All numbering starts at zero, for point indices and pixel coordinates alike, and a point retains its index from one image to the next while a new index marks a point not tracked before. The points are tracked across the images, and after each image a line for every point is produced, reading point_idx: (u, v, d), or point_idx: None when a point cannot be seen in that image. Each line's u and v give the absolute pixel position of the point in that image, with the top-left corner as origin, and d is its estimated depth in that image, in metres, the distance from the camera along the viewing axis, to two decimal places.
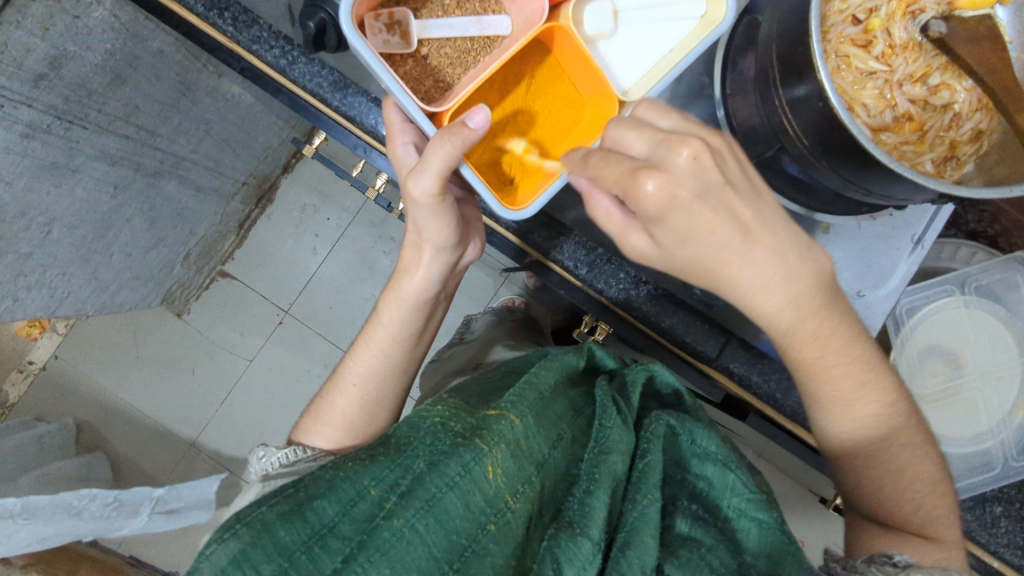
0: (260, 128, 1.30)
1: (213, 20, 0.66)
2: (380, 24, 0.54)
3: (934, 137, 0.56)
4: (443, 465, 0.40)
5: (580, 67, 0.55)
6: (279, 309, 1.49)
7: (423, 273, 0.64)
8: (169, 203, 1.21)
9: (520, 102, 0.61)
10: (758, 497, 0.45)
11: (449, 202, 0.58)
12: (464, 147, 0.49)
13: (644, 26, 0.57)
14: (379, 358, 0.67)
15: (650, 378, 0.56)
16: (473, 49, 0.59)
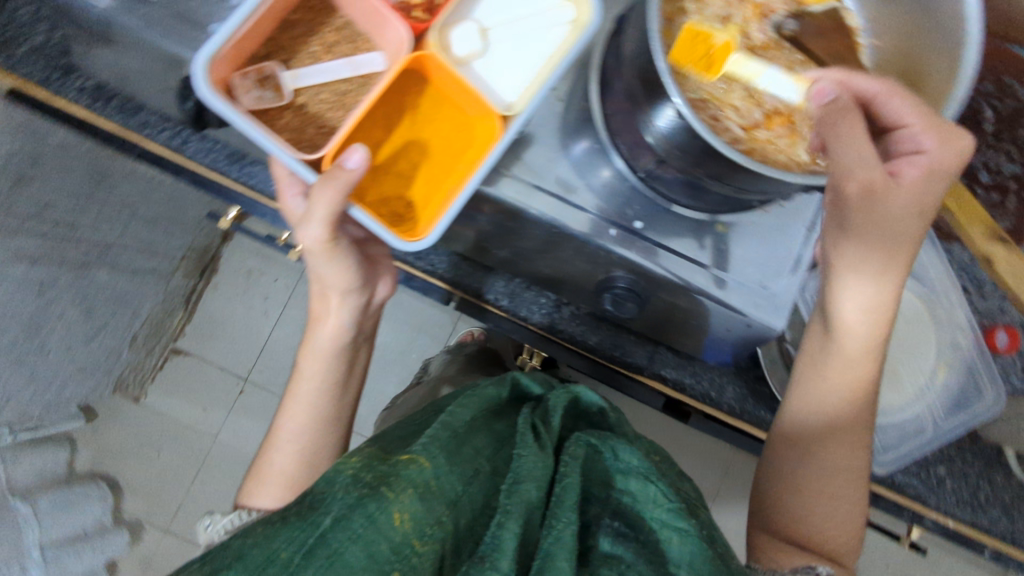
0: (189, 201, 1.30)
1: (100, 111, 0.68)
2: (250, 81, 0.55)
3: (806, 127, 0.57)
4: (347, 518, 0.39)
5: (456, 88, 0.57)
6: (238, 377, 1.47)
7: (334, 320, 0.66)
8: (104, 290, 1.19)
9: (409, 134, 0.60)
10: (677, 508, 0.45)
11: (343, 247, 0.59)
12: (344, 189, 0.50)
13: (515, 41, 0.58)
14: (309, 411, 0.68)
15: (575, 399, 0.56)
16: (351, 90, 0.59)
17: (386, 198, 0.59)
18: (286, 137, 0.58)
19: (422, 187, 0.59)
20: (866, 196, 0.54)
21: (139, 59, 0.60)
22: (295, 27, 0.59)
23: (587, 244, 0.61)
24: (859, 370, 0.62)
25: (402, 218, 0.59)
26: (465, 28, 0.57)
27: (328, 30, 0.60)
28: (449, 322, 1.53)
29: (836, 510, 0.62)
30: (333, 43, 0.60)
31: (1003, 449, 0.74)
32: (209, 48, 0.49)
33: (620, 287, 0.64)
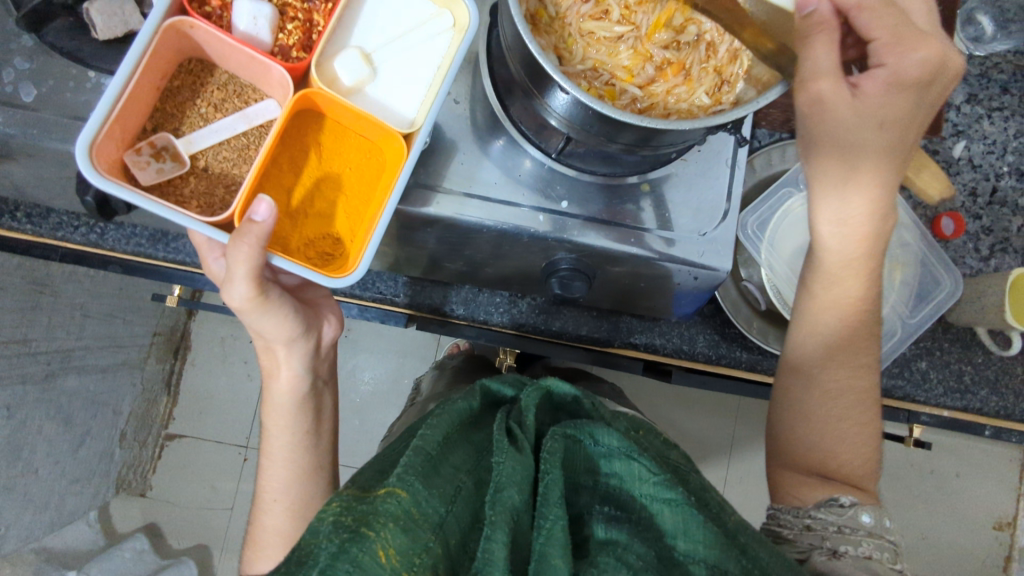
0: (142, 287, 1.29)
1: (10, 225, 0.67)
2: (145, 157, 0.54)
3: (699, 71, 0.57)
4: (331, 568, 0.38)
5: (350, 116, 0.56)
6: (241, 446, 1.39)
7: (287, 371, 0.66)
8: (76, 396, 1.17)
9: (318, 171, 0.59)
10: (664, 480, 0.45)
11: (276, 297, 0.59)
12: (261, 242, 0.50)
13: (400, 58, 0.58)
14: (287, 467, 0.67)
15: (548, 392, 0.54)
16: (250, 143, 0.59)
17: (311, 240, 0.58)
18: (196, 204, 0.56)
19: (345, 221, 0.59)
20: (836, 111, 0.52)
21: (30, 165, 0.59)
22: (178, 94, 0.57)
23: (520, 234, 0.61)
24: (847, 288, 0.60)
25: (331, 257, 0.58)
26: (347, 56, 0.56)
27: (212, 89, 0.59)
28: (432, 340, 1.51)
29: (853, 435, 0.59)
30: (220, 101, 0.59)
31: (975, 330, 0.74)
32: (86, 133, 0.48)
33: (564, 268, 0.62)
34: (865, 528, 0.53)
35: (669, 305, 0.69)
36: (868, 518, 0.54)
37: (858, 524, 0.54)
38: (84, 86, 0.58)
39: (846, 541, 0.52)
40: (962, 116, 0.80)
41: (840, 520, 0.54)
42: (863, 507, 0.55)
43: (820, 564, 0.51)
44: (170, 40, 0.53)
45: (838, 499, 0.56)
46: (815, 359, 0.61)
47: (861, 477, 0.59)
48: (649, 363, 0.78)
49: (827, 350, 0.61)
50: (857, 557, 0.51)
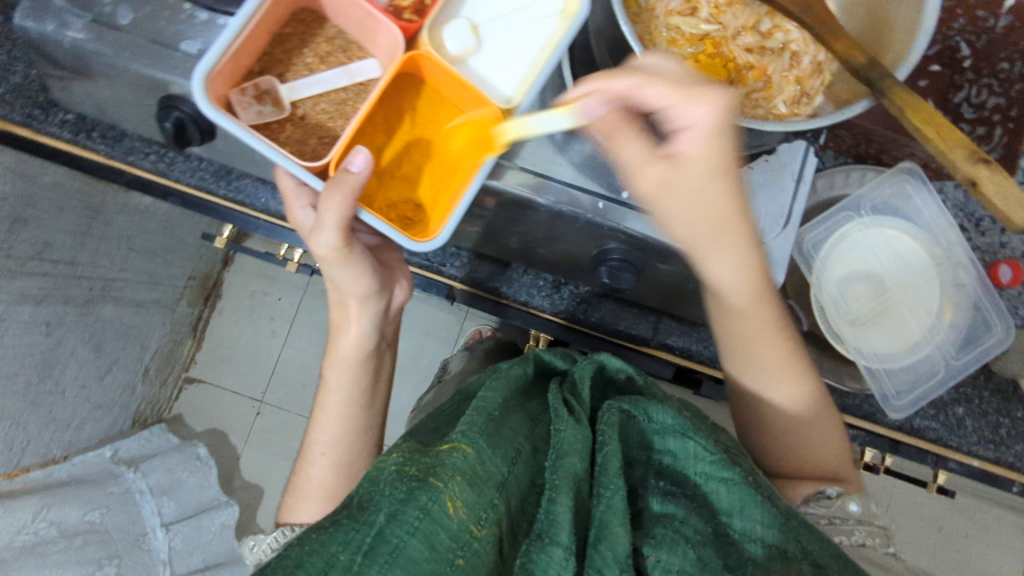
0: (186, 230, 1.31)
1: (84, 143, 0.69)
2: (248, 98, 0.56)
3: (780, 78, 0.56)
4: (401, 513, 0.38)
5: (450, 84, 0.58)
6: (254, 400, 1.47)
7: (356, 328, 0.68)
8: (111, 325, 1.20)
9: (414, 134, 0.60)
10: (721, 458, 0.45)
11: (359, 251, 0.62)
12: (353, 192, 0.52)
13: (506, 36, 0.59)
14: (340, 423, 0.69)
15: (600, 367, 0.55)
16: (348, 99, 0.61)
17: (394, 201, 0.60)
18: (290, 150, 0.58)
19: (429, 189, 0.60)
20: (684, 184, 0.49)
21: (113, 86, 0.61)
22: (288, 41, 0.60)
23: (578, 219, 0.61)
24: (756, 324, 0.57)
25: (410, 221, 0.60)
26: (456, 26, 0.58)
27: (321, 41, 0.61)
28: (455, 323, 1.53)
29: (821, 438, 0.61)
30: (326, 53, 0.61)
31: (1019, 384, 0.73)
32: (204, 65, 0.51)
33: (614, 258, 0.63)
34: (853, 517, 0.54)
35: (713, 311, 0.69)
36: (855, 507, 0.55)
37: (848, 513, 0.54)
38: (179, 16, 0.58)
39: (840, 532, 0.52)
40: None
41: (829, 511, 0.54)
42: (851, 497, 0.56)
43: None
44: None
45: (824, 492, 0.57)
46: (773, 392, 0.61)
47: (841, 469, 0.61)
48: (681, 368, 0.78)
49: (782, 376, 0.60)
50: (852, 545, 0.51)
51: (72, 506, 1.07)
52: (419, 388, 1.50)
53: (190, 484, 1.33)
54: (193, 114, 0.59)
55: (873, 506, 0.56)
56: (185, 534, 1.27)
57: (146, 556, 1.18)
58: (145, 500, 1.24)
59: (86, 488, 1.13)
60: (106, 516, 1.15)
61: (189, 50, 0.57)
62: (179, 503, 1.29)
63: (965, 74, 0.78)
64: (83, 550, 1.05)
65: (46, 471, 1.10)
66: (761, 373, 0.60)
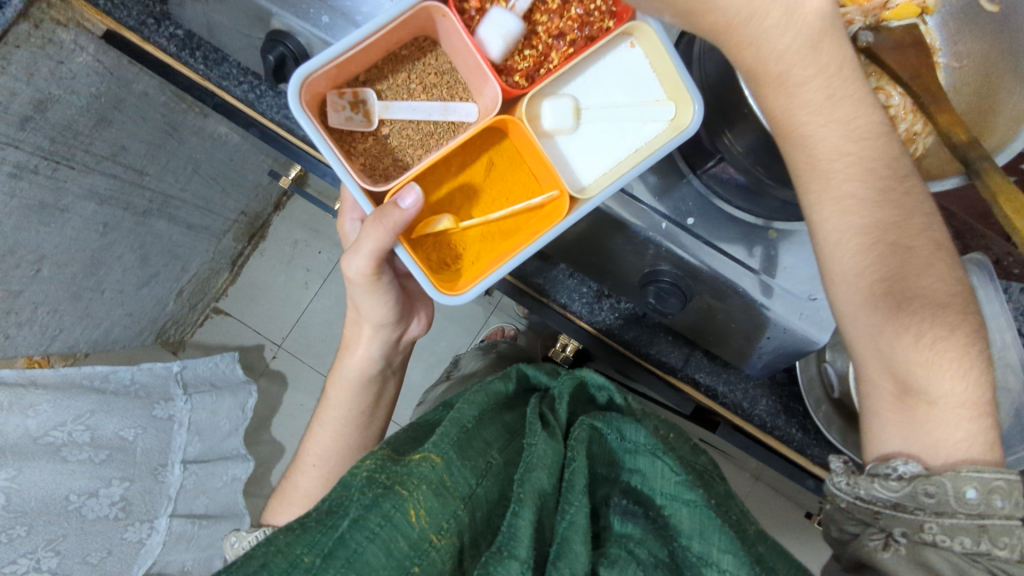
0: (249, 166, 1.34)
1: (186, 60, 0.71)
2: (343, 102, 0.59)
3: None
4: (363, 519, 0.39)
5: (534, 157, 0.58)
6: (273, 344, 1.50)
7: (363, 351, 0.70)
8: (160, 240, 1.23)
9: (473, 182, 0.63)
10: (687, 479, 0.45)
11: (385, 282, 0.62)
12: (395, 227, 0.52)
13: (603, 127, 0.61)
14: (334, 437, 0.72)
15: (581, 383, 0.58)
16: (436, 132, 0.63)
17: (439, 244, 0.62)
18: (361, 161, 0.61)
19: (477, 247, 0.62)
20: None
21: (227, 11, 0.63)
22: (401, 61, 0.61)
23: (637, 235, 0.61)
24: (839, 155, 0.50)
25: (448, 267, 0.61)
26: (559, 103, 0.58)
27: (430, 71, 0.62)
28: (481, 316, 1.53)
29: (914, 325, 0.47)
30: (432, 84, 0.63)
31: None
32: (306, 67, 0.52)
33: (665, 280, 0.62)
34: (927, 508, 0.45)
35: (744, 356, 0.69)
36: (932, 493, 0.44)
37: (918, 501, 0.45)
38: None
39: (903, 523, 0.45)
40: None
41: (897, 497, 0.46)
42: (925, 480, 0.45)
43: (870, 550, 0.46)
44: (419, 16, 0.56)
45: (894, 468, 0.47)
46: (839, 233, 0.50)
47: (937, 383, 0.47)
48: (700, 406, 0.79)
49: (840, 204, 0.50)
50: (913, 543, 0.45)
51: (107, 415, 1.07)
52: (431, 370, 1.52)
53: (223, 431, 1.29)
54: (296, 53, 0.62)
55: (969, 493, 0.43)
56: (199, 477, 1.20)
57: (157, 488, 1.12)
58: (179, 433, 1.19)
59: (132, 402, 1.13)
60: (139, 437, 1.12)
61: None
62: (207, 445, 1.25)
63: None
64: (100, 463, 1.03)
65: (113, 370, 1.13)
66: (820, 203, 0.50)
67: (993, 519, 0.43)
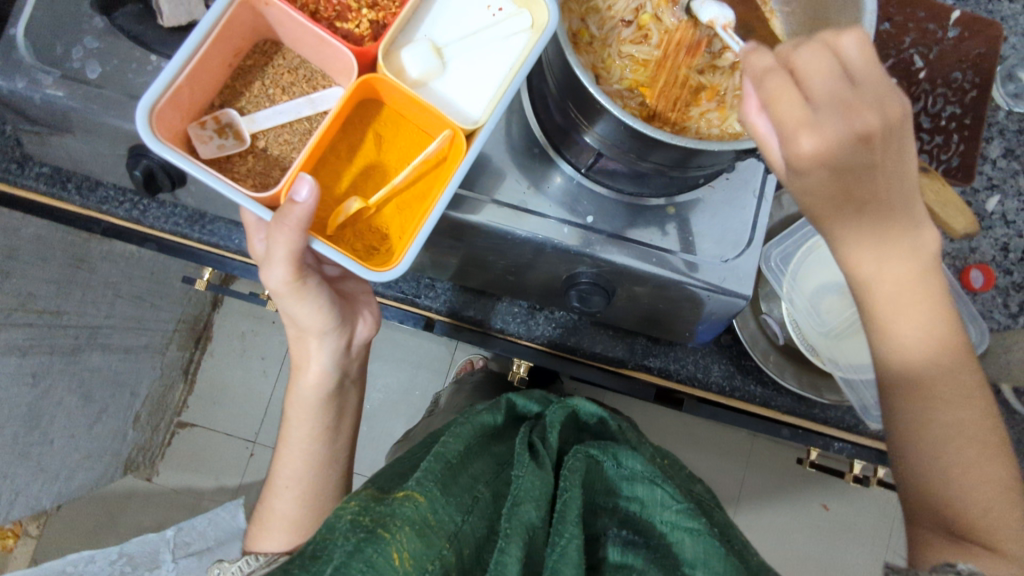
0: (172, 274, 1.32)
1: (60, 194, 0.70)
2: (208, 132, 0.54)
3: (734, 97, 0.58)
4: (346, 566, 0.38)
5: (413, 108, 0.55)
6: (247, 442, 1.46)
7: (317, 366, 0.66)
8: (98, 373, 1.19)
9: (370, 159, 0.57)
10: (687, 507, 0.46)
11: (314, 285, 0.59)
12: (298, 224, 0.48)
13: (472, 57, 0.56)
14: (303, 460, 0.69)
15: (573, 412, 0.57)
16: (313, 129, 0.58)
17: (360, 231, 0.57)
18: (250, 181, 0.55)
19: (396, 216, 0.57)
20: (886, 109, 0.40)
21: (83, 137, 0.62)
22: (250, 73, 0.58)
23: (544, 245, 0.62)
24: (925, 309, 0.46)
25: (377, 249, 0.56)
26: (417, 49, 0.55)
27: (283, 71, 0.58)
28: (447, 355, 1.52)
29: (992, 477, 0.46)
30: (289, 84, 0.58)
31: (1001, 387, 0.73)
32: (147, 98, 0.48)
33: (584, 282, 0.64)
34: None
35: (684, 331, 0.70)
36: None
37: None
38: (146, 68, 0.59)
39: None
40: (997, 170, 0.77)
41: None
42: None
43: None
44: (244, 15, 0.53)
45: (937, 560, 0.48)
46: (928, 345, 0.46)
47: (979, 468, 0.46)
48: (661, 389, 0.79)
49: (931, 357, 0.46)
50: None
51: None
52: (411, 422, 1.49)
53: None
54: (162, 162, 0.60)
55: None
56: None
57: None
58: None
59: None
60: None
61: None
62: None
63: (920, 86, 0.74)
64: None
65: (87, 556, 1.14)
66: (916, 350, 0.47)
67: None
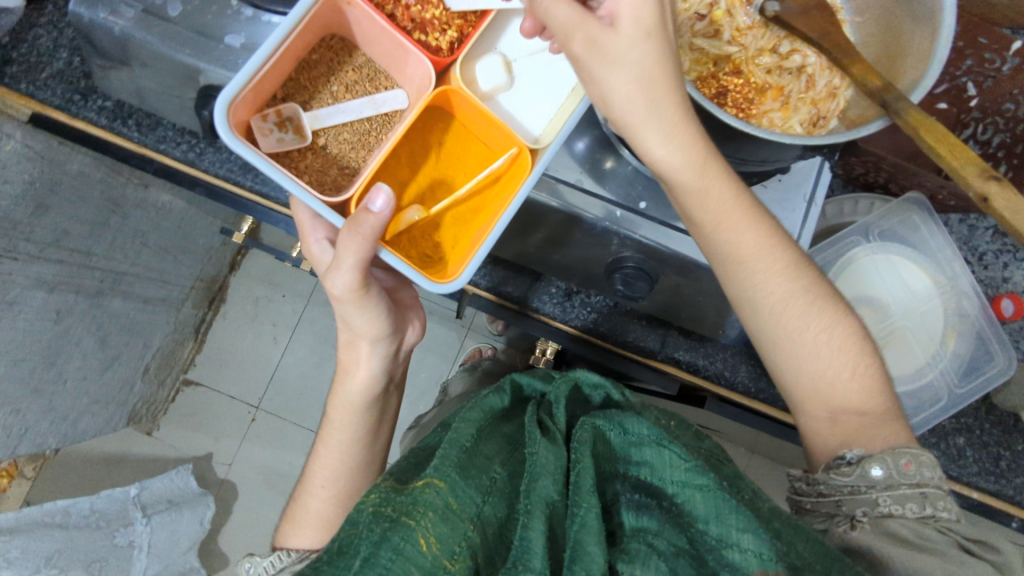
0: (198, 230, 1.32)
1: (119, 129, 0.71)
2: (270, 125, 0.55)
3: (797, 100, 0.59)
4: (374, 556, 0.39)
5: (482, 123, 0.56)
6: (250, 406, 1.47)
7: (365, 372, 0.67)
8: (117, 319, 1.20)
9: (433, 172, 0.60)
10: (696, 464, 0.46)
11: (372, 292, 0.61)
12: (370, 231, 0.49)
13: (531, 80, 0.60)
14: (341, 457, 0.70)
15: (576, 385, 0.58)
16: (373, 129, 0.60)
17: (415, 238, 0.58)
18: (308, 178, 0.57)
19: (452, 228, 0.59)
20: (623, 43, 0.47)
21: (155, 75, 0.63)
22: (315, 67, 0.58)
23: (595, 227, 0.63)
24: (787, 283, 0.57)
25: (431, 258, 0.58)
26: (488, 63, 0.58)
27: (348, 69, 0.60)
28: (456, 340, 1.53)
29: (857, 383, 0.58)
30: (353, 82, 0.60)
31: (1021, 416, 0.74)
32: (227, 91, 0.49)
33: (630, 266, 0.64)
34: (878, 484, 0.52)
35: (717, 328, 0.71)
36: (878, 470, 0.53)
37: (868, 479, 0.53)
38: (226, 12, 0.60)
39: (862, 504, 0.52)
40: None
41: (850, 481, 0.53)
42: (872, 459, 0.53)
43: (841, 534, 0.52)
44: (324, 12, 0.54)
45: (844, 457, 0.55)
46: (787, 296, 0.58)
47: (869, 403, 0.57)
48: (685, 385, 0.80)
49: (803, 323, 0.58)
50: (875, 518, 0.51)
51: None
52: (415, 402, 1.50)
53: None
54: None
55: (906, 465, 0.52)
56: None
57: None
58: None
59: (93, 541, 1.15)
60: None
61: (233, 45, 0.59)
62: None
63: (970, 114, 0.76)
64: None
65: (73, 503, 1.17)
66: (792, 324, 0.58)
67: (931, 488, 0.52)
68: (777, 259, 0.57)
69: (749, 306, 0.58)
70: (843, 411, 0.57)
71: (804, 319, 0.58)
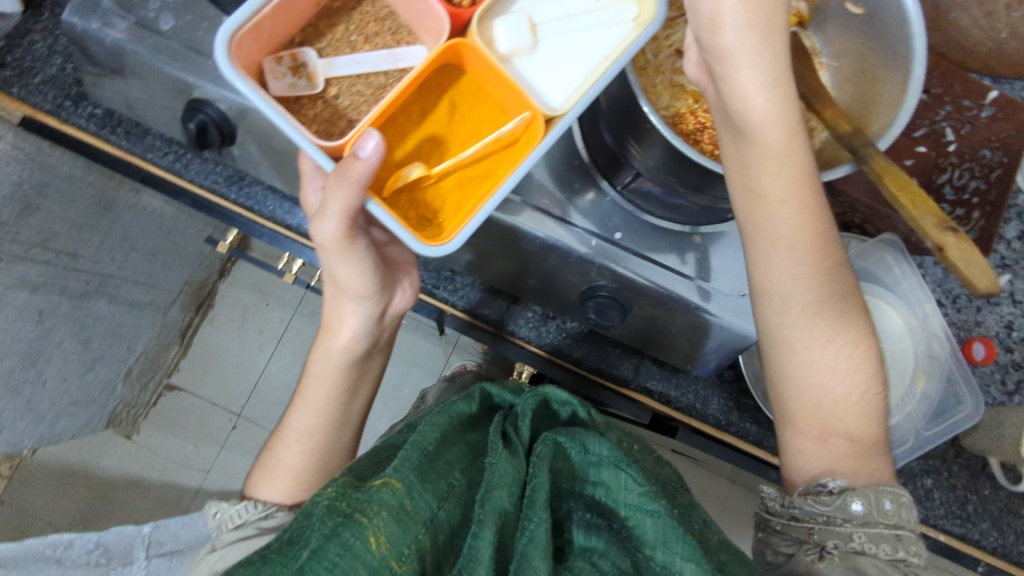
0: (188, 237, 1.33)
1: (108, 137, 0.72)
2: (282, 68, 0.51)
3: None
4: (323, 548, 0.40)
5: (497, 83, 0.52)
6: (231, 413, 1.47)
7: (348, 330, 0.67)
8: (102, 322, 1.20)
9: (438, 129, 0.55)
10: (648, 490, 0.47)
11: (360, 245, 0.59)
12: (359, 180, 0.46)
13: (568, 38, 0.54)
14: (315, 416, 0.70)
15: (545, 400, 0.58)
16: (388, 85, 0.55)
17: (415, 200, 0.55)
18: (313, 130, 0.53)
19: (453, 190, 0.54)
20: None
21: (145, 86, 0.64)
22: (335, 15, 0.55)
23: (570, 255, 0.63)
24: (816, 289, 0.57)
25: (426, 223, 0.54)
26: (512, 20, 0.52)
27: (369, 20, 0.56)
28: (441, 356, 1.53)
29: (855, 407, 0.57)
30: (373, 34, 0.56)
31: (988, 461, 0.75)
32: (227, 23, 0.45)
33: (603, 295, 0.65)
34: (855, 518, 0.53)
35: (690, 360, 0.72)
36: (859, 505, 0.53)
37: (847, 512, 0.53)
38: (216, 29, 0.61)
39: (835, 536, 0.52)
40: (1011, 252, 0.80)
41: (829, 510, 0.54)
42: (854, 494, 0.54)
43: (808, 563, 0.52)
44: None
45: (825, 485, 0.56)
46: (817, 302, 0.57)
47: (861, 428, 0.57)
48: (658, 413, 0.80)
49: (823, 334, 0.57)
50: (845, 552, 0.51)
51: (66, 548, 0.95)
52: (397, 416, 1.50)
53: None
54: (217, 119, 0.62)
55: (886, 506, 0.53)
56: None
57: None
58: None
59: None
60: None
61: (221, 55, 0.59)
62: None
63: (948, 158, 0.77)
64: None
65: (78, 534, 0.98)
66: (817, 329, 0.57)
67: (905, 531, 0.52)
68: (816, 257, 0.56)
69: (776, 292, 0.56)
70: (834, 432, 0.57)
71: (824, 329, 0.57)
